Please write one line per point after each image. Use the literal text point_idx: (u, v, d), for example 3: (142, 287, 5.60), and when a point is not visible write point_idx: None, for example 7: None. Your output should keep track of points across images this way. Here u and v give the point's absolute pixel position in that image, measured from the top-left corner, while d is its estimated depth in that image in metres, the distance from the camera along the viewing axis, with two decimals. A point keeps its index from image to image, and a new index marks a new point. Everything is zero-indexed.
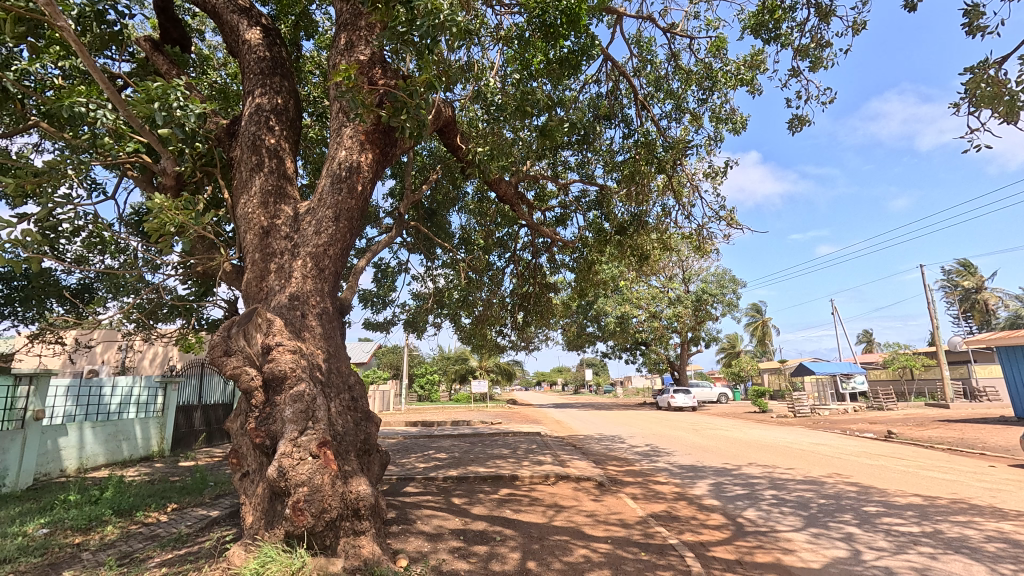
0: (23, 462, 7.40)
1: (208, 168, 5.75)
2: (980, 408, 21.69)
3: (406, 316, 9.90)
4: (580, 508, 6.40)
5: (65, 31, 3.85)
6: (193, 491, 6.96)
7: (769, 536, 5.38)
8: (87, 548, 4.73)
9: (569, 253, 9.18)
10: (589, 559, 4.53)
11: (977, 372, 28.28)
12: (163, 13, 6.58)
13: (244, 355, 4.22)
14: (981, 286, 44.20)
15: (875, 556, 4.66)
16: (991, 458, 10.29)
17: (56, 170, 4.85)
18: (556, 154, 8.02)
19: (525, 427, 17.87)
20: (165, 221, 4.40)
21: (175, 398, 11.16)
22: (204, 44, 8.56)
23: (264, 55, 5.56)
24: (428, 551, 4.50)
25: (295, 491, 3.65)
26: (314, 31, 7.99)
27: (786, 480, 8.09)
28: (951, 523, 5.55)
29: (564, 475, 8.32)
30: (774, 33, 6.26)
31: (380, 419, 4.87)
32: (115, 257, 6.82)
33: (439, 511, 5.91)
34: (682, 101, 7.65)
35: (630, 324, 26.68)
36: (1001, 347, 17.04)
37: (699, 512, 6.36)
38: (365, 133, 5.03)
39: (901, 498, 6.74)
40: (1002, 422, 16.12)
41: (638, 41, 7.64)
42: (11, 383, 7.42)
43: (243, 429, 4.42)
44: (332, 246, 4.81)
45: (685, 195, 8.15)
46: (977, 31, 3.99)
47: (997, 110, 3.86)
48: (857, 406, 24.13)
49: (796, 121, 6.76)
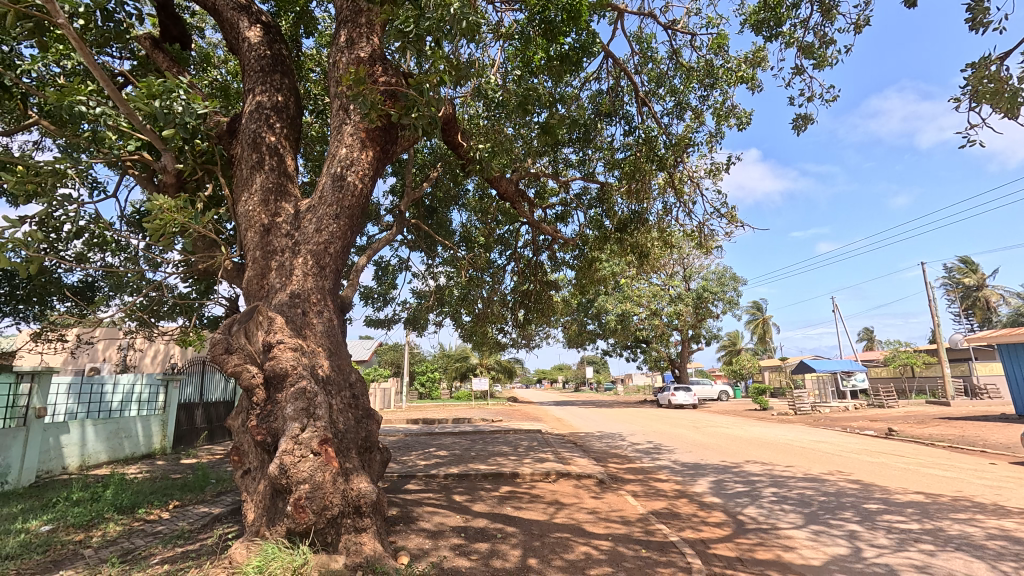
0: (25, 460, 7.41)
1: (208, 166, 5.71)
2: (981, 406, 21.70)
3: (407, 313, 9.90)
4: (581, 505, 6.41)
5: (63, 28, 3.84)
6: (195, 488, 6.98)
7: (770, 533, 5.39)
8: (90, 545, 4.75)
9: (570, 251, 9.16)
10: (590, 557, 4.54)
11: (978, 369, 28.25)
12: (163, 10, 6.56)
13: (245, 353, 4.24)
14: (982, 283, 44.10)
15: (875, 553, 4.66)
16: (993, 456, 10.28)
17: (57, 167, 4.85)
18: (556, 151, 8.00)
19: (526, 425, 17.89)
20: (165, 219, 4.40)
21: (177, 396, 11.17)
22: (204, 41, 8.54)
23: (264, 52, 5.55)
24: (429, 548, 4.51)
25: (297, 489, 3.66)
26: (314, 28, 7.96)
27: (786, 477, 8.09)
28: (952, 521, 5.55)
29: (565, 472, 8.33)
30: (775, 30, 6.23)
31: (381, 417, 4.87)
32: (115, 255, 6.81)
33: (440, 508, 5.92)
34: (683, 98, 7.62)
35: (630, 322, 26.69)
36: (1002, 344, 17.00)
37: (700, 510, 6.37)
38: (365, 130, 5.01)
39: (903, 496, 6.74)
40: (1003, 420, 16.10)
41: (639, 37, 7.61)
42: (13, 381, 7.44)
43: (244, 426, 4.42)
44: (333, 244, 4.80)
45: (686, 193, 8.13)
46: (980, 27, 3.98)
47: (998, 106, 3.85)
48: (858, 404, 24.13)
49: (800, 119, 6.72)
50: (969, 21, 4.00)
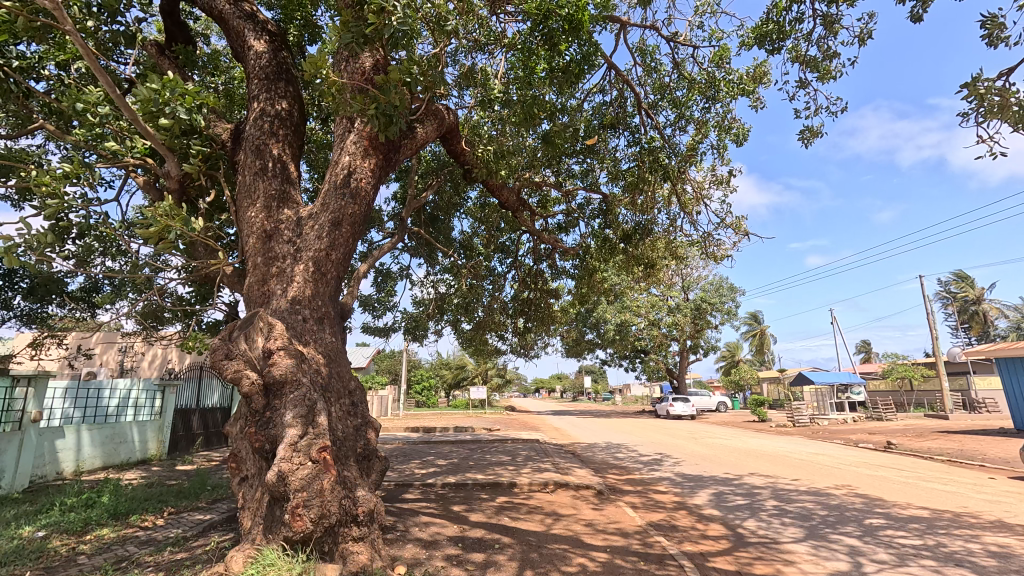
0: (19, 464, 7.33)
1: (212, 172, 5.73)
2: (979, 419, 21.64)
3: (407, 321, 9.94)
4: (579, 516, 6.37)
5: (70, 34, 3.88)
6: (189, 495, 6.91)
7: (770, 547, 5.35)
8: (82, 552, 4.68)
9: (570, 260, 9.22)
10: (586, 568, 4.53)
11: (976, 382, 28.24)
12: (170, 17, 6.66)
13: (244, 359, 4.19)
14: (980, 298, 44.18)
15: (876, 568, 4.64)
16: (992, 470, 10.27)
17: (62, 171, 4.84)
18: (560, 162, 8.06)
19: (524, 434, 17.84)
20: (167, 225, 4.39)
21: (174, 401, 11.16)
22: (208, 47, 8.59)
23: (269, 61, 5.59)
24: (424, 557, 4.49)
25: (295, 496, 3.62)
26: (318, 36, 7.95)
27: (788, 490, 8.05)
28: (954, 537, 5.52)
29: (563, 482, 8.27)
30: (777, 44, 6.27)
31: (381, 424, 4.87)
32: (116, 260, 6.79)
33: (437, 518, 5.89)
34: (684, 109, 7.68)
35: (629, 332, 26.89)
36: (1001, 358, 16.86)
37: (699, 523, 6.32)
38: (367, 139, 5.06)
39: (905, 511, 6.72)
40: (1002, 434, 16.01)
41: (642, 49, 7.66)
42: (9, 384, 7.33)
43: (242, 432, 4.38)
44: (333, 251, 4.82)
45: (690, 205, 8.16)
46: (998, 42, 4.05)
47: (1006, 120, 3.91)
48: (857, 416, 24.08)
49: (807, 132, 6.76)
50: (986, 36, 4.06)
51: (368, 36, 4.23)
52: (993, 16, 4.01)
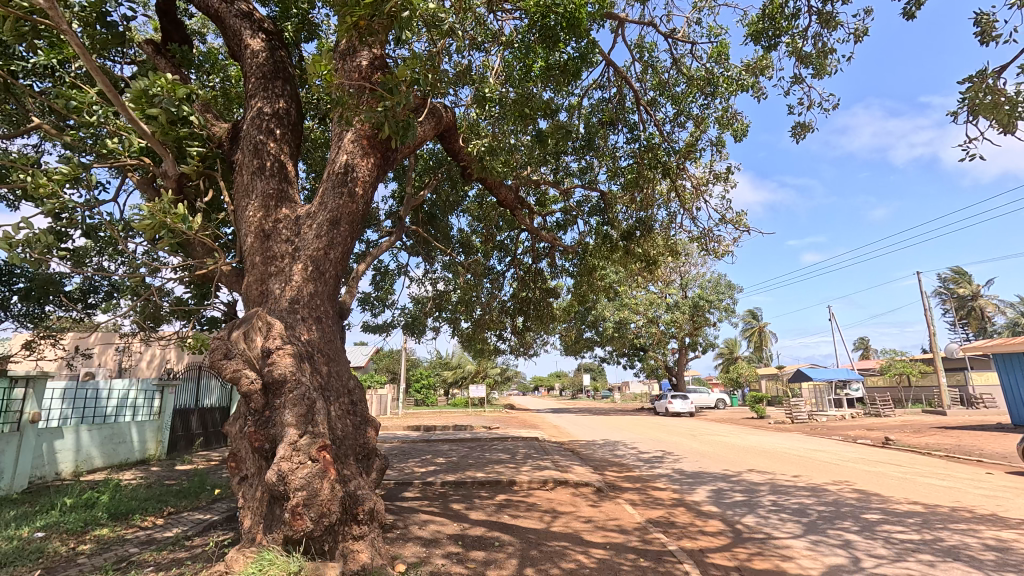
0: (18, 465, 7.33)
1: (210, 172, 5.71)
2: (975, 415, 21.76)
3: (406, 319, 9.96)
4: (579, 513, 6.40)
5: (66, 33, 3.88)
6: (189, 495, 6.92)
7: (767, 542, 5.38)
8: (82, 552, 4.68)
9: (569, 258, 9.24)
10: (585, 565, 4.55)
11: (974, 378, 28.39)
12: (165, 15, 6.63)
13: (244, 358, 4.17)
14: (978, 294, 44.32)
15: (874, 563, 4.66)
16: (989, 465, 10.30)
17: (59, 172, 4.83)
18: (558, 159, 8.05)
19: (524, 432, 17.92)
20: (163, 224, 4.37)
21: (173, 401, 11.17)
22: (205, 45, 8.56)
23: (265, 60, 5.58)
24: (425, 556, 4.49)
25: (294, 495, 3.62)
26: (315, 34, 7.90)
27: (787, 486, 8.08)
28: (951, 532, 5.55)
29: (563, 480, 8.29)
30: (774, 40, 6.28)
31: (380, 423, 4.87)
32: (114, 260, 6.75)
33: (436, 516, 5.89)
34: (683, 105, 7.68)
35: (627, 329, 26.98)
36: (998, 354, 16.90)
37: (697, 519, 6.34)
38: (365, 138, 5.06)
39: (902, 506, 6.75)
40: (999, 429, 16.11)
41: (640, 45, 7.65)
42: (8, 385, 7.31)
43: (242, 432, 4.36)
44: (332, 250, 4.82)
45: (689, 202, 8.16)
46: (990, 40, 4.07)
47: (996, 119, 3.93)
48: (856, 413, 24.16)
49: (799, 127, 6.77)
50: (979, 34, 4.07)
51: (364, 27, 4.14)
52: (985, 14, 4.02)
